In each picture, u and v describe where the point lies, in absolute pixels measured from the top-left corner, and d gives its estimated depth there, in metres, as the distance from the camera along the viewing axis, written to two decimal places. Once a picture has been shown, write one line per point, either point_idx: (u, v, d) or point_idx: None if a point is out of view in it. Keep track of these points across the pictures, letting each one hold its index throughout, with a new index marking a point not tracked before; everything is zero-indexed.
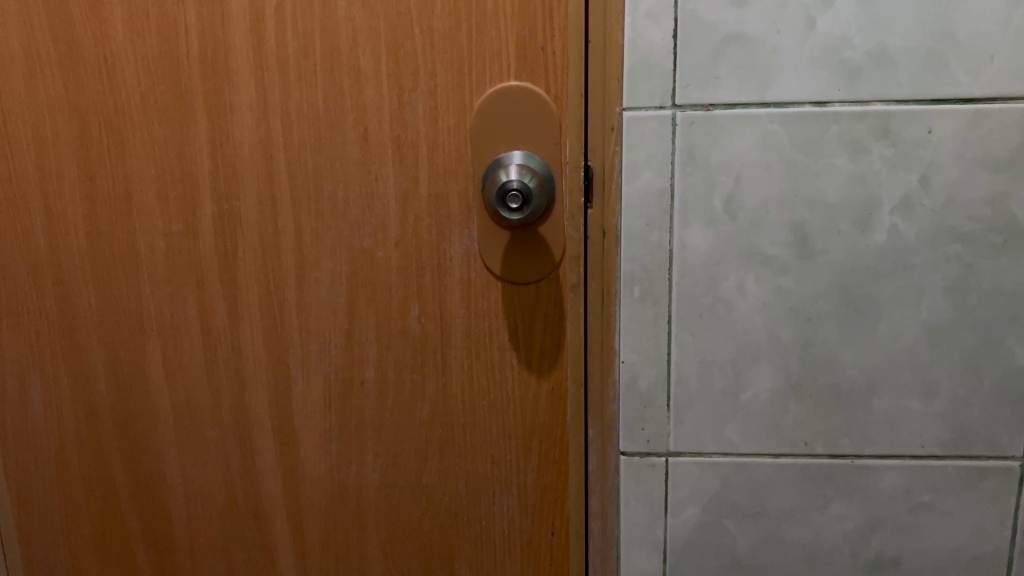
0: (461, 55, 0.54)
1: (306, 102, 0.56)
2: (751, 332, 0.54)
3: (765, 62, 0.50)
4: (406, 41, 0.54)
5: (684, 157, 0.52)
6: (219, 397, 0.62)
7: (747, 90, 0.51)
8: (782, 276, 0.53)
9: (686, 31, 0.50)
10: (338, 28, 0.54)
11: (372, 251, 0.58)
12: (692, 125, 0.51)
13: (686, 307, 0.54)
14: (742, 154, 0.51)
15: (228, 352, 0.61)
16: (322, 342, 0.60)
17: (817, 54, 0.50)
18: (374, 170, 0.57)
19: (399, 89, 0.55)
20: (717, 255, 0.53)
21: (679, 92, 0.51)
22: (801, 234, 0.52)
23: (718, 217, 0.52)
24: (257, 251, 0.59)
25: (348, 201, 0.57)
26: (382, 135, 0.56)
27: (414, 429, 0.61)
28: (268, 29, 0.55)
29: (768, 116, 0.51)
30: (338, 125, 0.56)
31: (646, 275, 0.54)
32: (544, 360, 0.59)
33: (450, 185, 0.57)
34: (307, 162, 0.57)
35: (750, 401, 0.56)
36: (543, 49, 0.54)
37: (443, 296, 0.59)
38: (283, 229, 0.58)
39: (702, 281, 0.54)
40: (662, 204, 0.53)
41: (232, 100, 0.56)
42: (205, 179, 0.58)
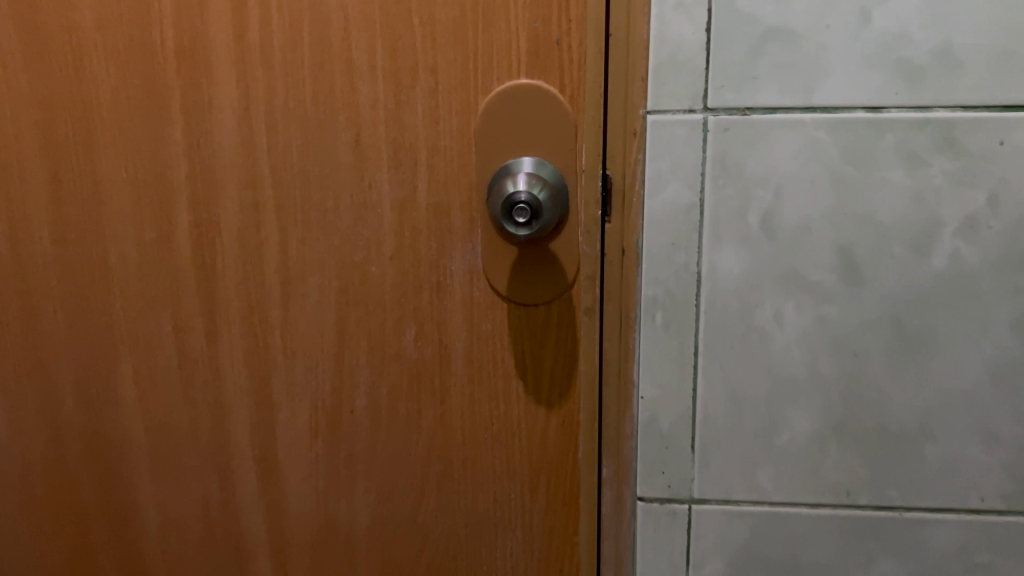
0: (466, 48, 0.48)
1: (293, 100, 0.50)
2: (789, 366, 0.48)
3: (812, 61, 0.44)
4: (404, 32, 0.48)
5: (716, 168, 0.45)
6: (196, 423, 0.57)
7: (791, 92, 0.44)
8: (825, 305, 0.47)
9: (722, 25, 0.44)
10: (328, 17, 0.49)
11: (365, 266, 0.52)
12: (726, 131, 0.45)
13: (715, 337, 0.48)
14: (783, 165, 0.45)
15: (206, 373, 0.56)
16: (309, 364, 0.54)
17: (873, 53, 0.43)
18: (368, 176, 0.51)
19: (397, 85, 0.49)
20: (752, 280, 0.47)
21: (712, 93, 0.44)
22: (849, 257, 0.46)
23: (754, 236, 0.46)
24: (238, 263, 0.53)
25: (338, 209, 0.52)
26: (376, 137, 0.50)
27: (409, 463, 0.55)
28: (251, 18, 0.49)
29: (814, 122, 0.44)
30: (328, 125, 0.50)
31: (671, 300, 0.48)
32: (554, 390, 0.53)
33: (452, 194, 0.51)
34: (292, 166, 0.51)
35: (786, 444, 0.49)
36: (558, 43, 0.48)
37: (443, 316, 0.53)
38: (266, 239, 0.53)
39: (733, 308, 0.47)
40: (691, 220, 0.46)
41: (212, 96, 0.51)
42: (181, 183, 0.52)
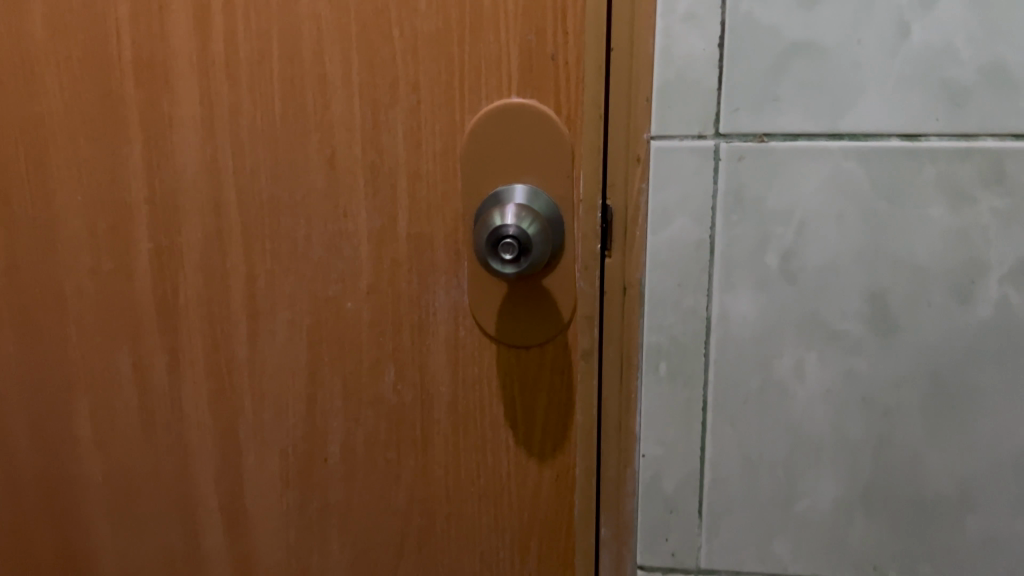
0: (451, 63, 0.43)
1: (261, 118, 0.45)
2: (810, 425, 0.42)
3: (841, 80, 0.38)
4: (382, 44, 0.43)
5: (729, 202, 0.40)
6: (159, 468, 0.52)
7: (816, 116, 0.39)
8: (853, 357, 0.41)
9: (737, 40, 0.38)
10: (299, 27, 0.44)
11: (339, 301, 0.47)
12: (741, 160, 0.39)
13: (726, 391, 0.42)
14: (806, 199, 0.39)
15: (168, 414, 0.51)
16: (278, 408, 0.50)
17: (910, 72, 0.38)
18: (342, 203, 0.46)
19: (374, 104, 0.44)
20: (769, 327, 0.41)
21: (725, 117, 0.39)
22: (882, 305, 0.40)
23: (772, 278, 0.41)
24: (202, 296, 0.48)
25: (310, 239, 0.47)
26: (352, 160, 0.45)
27: (388, 517, 0.50)
28: (215, 28, 0.44)
29: (842, 150, 0.39)
30: (299, 147, 0.45)
31: (676, 348, 0.42)
32: (548, 442, 0.48)
33: (436, 223, 0.46)
34: (260, 191, 0.46)
35: (805, 511, 0.43)
36: (553, 57, 0.43)
37: (425, 358, 0.48)
38: (233, 270, 0.48)
39: (747, 359, 0.42)
40: (699, 259, 0.41)
41: (173, 114, 0.46)
42: (140, 208, 0.48)
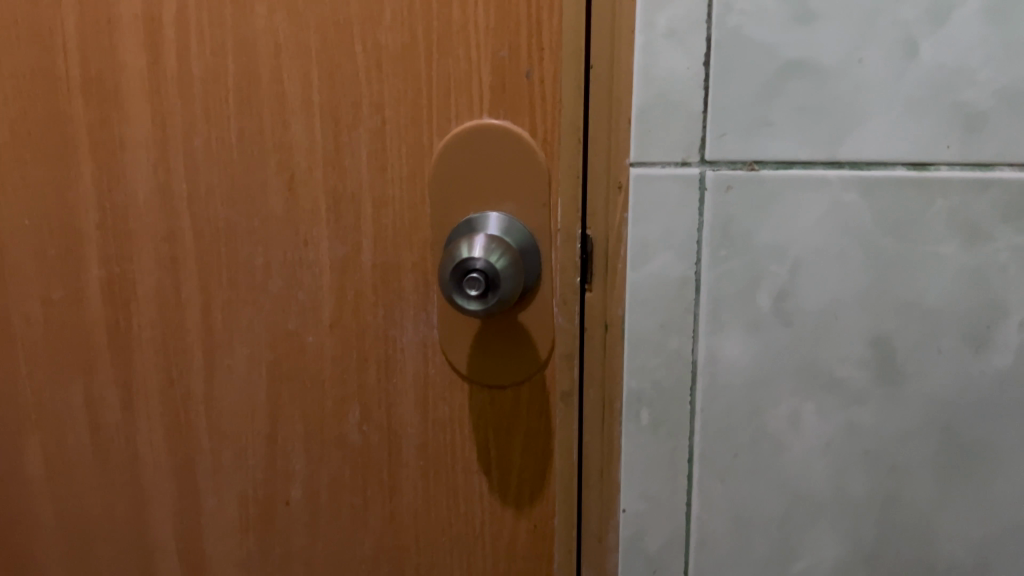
0: (418, 81, 0.40)
1: (216, 139, 0.42)
2: (807, 481, 0.38)
3: (841, 103, 0.34)
4: (344, 60, 0.40)
5: (717, 235, 0.36)
6: (112, 508, 0.49)
7: (813, 142, 0.35)
8: (855, 408, 0.37)
9: (725, 58, 0.34)
10: (255, 41, 0.40)
11: (301, 335, 0.44)
12: (729, 191, 0.36)
13: (715, 443, 0.38)
14: (802, 234, 0.36)
15: (122, 452, 0.48)
16: (236, 448, 0.46)
17: (918, 94, 0.34)
18: (303, 231, 0.43)
19: (336, 124, 0.41)
20: (762, 374, 0.37)
21: (711, 143, 0.35)
22: (887, 351, 0.36)
23: (764, 321, 0.37)
24: (156, 327, 0.46)
25: (269, 268, 0.43)
26: (312, 184, 0.42)
27: (354, 566, 0.47)
28: (166, 42, 0.41)
29: (842, 180, 0.35)
30: (257, 170, 0.42)
31: (659, 395, 0.38)
32: (524, 490, 0.44)
33: (403, 253, 0.42)
34: (216, 217, 0.43)
35: (802, 574, 0.39)
36: (528, 76, 0.39)
37: (392, 398, 0.44)
38: (188, 300, 0.45)
39: (738, 408, 0.38)
40: (684, 298, 0.37)
41: (124, 134, 0.43)
42: (91, 234, 0.45)
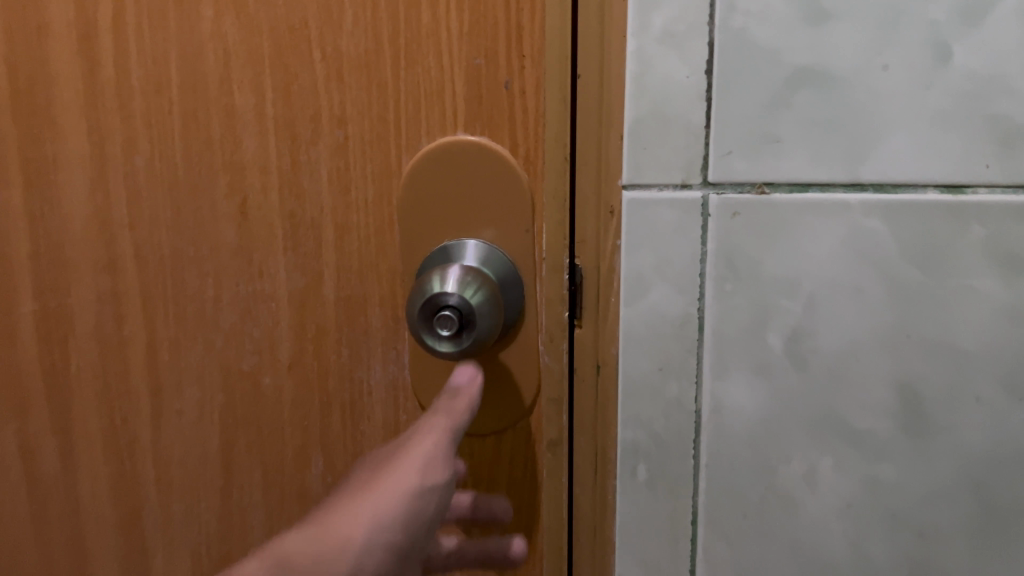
0: (384, 91, 0.35)
1: (160, 158, 0.38)
2: (825, 545, 0.34)
3: (860, 117, 0.30)
4: (301, 69, 0.36)
5: (721, 268, 0.32)
6: (53, 566, 0.44)
7: (830, 162, 0.30)
8: (878, 463, 0.32)
9: (728, 65, 0.30)
10: (202, 49, 0.36)
11: (256, 376, 0.40)
12: (735, 218, 0.31)
13: (720, 501, 0.34)
14: (817, 266, 0.31)
15: (61, 504, 0.43)
16: (188, 500, 0.42)
17: (951, 105, 0.29)
18: (258, 259, 0.38)
19: (292, 141, 0.36)
20: (772, 424, 0.33)
21: (714, 162, 0.31)
22: (914, 400, 0.32)
23: (774, 364, 0.32)
24: (96, 366, 0.41)
25: (220, 301, 0.39)
26: (267, 208, 0.37)
27: None
28: (103, 51, 0.37)
29: (863, 205, 0.30)
30: (205, 192, 0.38)
31: (656, 447, 0.34)
32: (510, 549, 0.39)
33: (369, 285, 0.38)
34: (161, 245, 0.39)
35: None
36: (507, 86, 0.34)
37: (359, 446, 0.40)
38: (131, 337, 0.40)
39: (745, 462, 0.33)
40: (684, 339, 0.33)
41: (58, 153, 0.39)
42: (24, 263, 0.40)
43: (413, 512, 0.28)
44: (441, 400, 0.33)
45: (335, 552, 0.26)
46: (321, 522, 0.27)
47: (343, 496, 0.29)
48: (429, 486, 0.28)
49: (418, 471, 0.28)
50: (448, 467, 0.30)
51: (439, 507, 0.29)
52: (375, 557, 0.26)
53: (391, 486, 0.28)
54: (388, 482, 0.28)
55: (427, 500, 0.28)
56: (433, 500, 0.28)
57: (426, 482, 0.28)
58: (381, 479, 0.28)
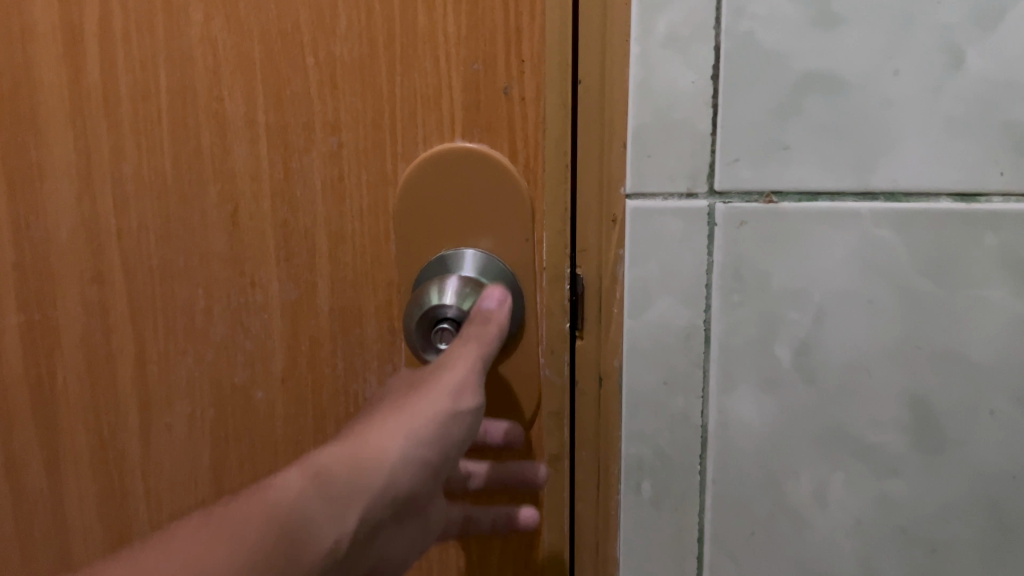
0: (379, 97, 0.34)
1: (148, 166, 0.37)
2: (834, 562, 0.33)
3: (871, 123, 0.29)
4: (293, 74, 0.34)
5: (728, 279, 0.31)
6: None
7: (839, 170, 0.29)
8: (889, 478, 0.32)
9: (735, 70, 0.29)
10: (191, 54, 0.35)
11: (248, 390, 0.39)
12: (742, 227, 0.30)
13: (727, 517, 0.33)
14: (826, 277, 0.30)
15: (47, 521, 0.42)
16: (179, 516, 0.41)
17: (964, 111, 0.28)
18: (249, 270, 0.37)
19: (285, 148, 0.35)
20: (780, 439, 0.32)
21: (720, 171, 0.30)
22: (926, 413, 0.31)
23: (782, 377, 0.31)
24: (82, 380, 0.40)
25: (211, 313, 0.38)
26: (259, 217, 0.36)
27: None
28: (89, 56, 0.36)
29: (874, 214, 0.29)
30: (195, 201, 0.37)
31: (661, 463, 0.33)
32: (509, 564, 0.39)
33: (364, 296, 0.37)
34: (150, 255, 0.38)
35: None
36: (506, 92, 0.33)
37: None
38: (119, 351, 0.39)
39: (752, 477, 0.33)
40: (690, 352, 0.32)
41: (43, 162, 0.38)
42: (8, 274, 0.39)
43: (444, 435, 0.28)
44: (472, 312, 0.32)
45: (371, 474, 0.27)
46: (356, 439, 0.28)
47: (381, 408, 0.30)
48: (461, 411, 0.29)
49: (451, 394, 0.28)
50: (479, 387, 0.30)
51: (470, 429, 0.29)
52: (409, 474, 0.28)
53: (425, 410, 0.28)
54: (421, 404, 0.28)
55: (460, 424, 0.29)
56: (463, 425, 0.29)
57: (458, 406, 0.29)
58: (415, 401, 0.29)
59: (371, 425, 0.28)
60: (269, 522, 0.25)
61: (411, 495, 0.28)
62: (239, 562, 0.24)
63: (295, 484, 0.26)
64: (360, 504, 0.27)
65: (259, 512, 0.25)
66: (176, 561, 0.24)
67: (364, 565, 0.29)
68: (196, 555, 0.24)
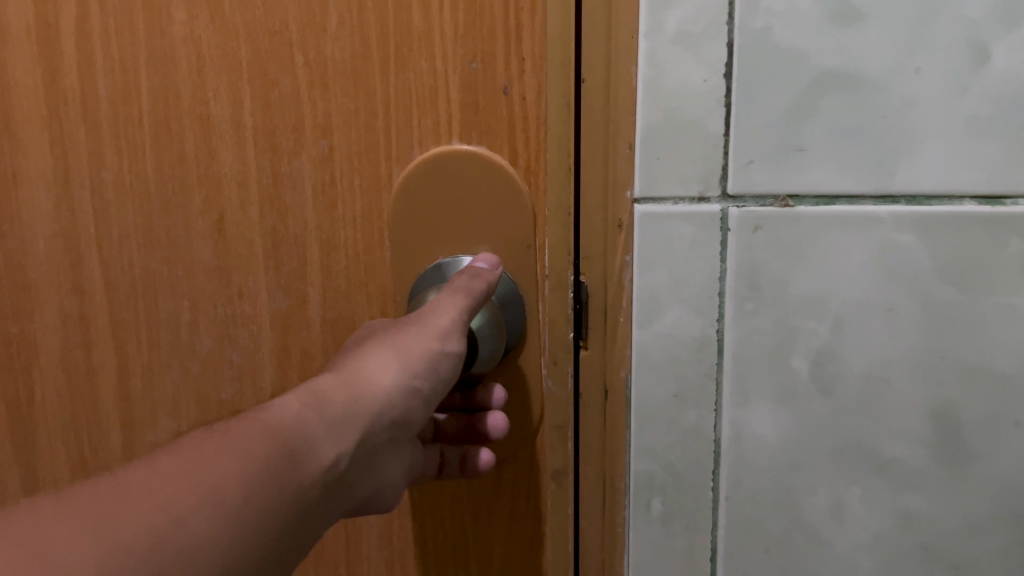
0: (372, 98, 0.33)
1: (128, 172, 0.35)
2: None
3: (892, 123, 0.27)
4: (281, 75, 0.33)
5: (742, 286, 0.29)
6: None
7: (859, 172, 0.28)
8: (911, 494, 0.30)
9: (750, 67, 0.28)
10: (173, 54, 0.33)
11: (236, 405, 0.37)
12: (757, 232, 0.29)
13: (741, 535, 0.32)
14: (845, 284, 0.29)
15: None
16: None
17: (990, 110, 0.27)
18: (236, 280, 0.35)
19: (273, 152, 0.34)
20: (797, 453, 0.31)
21: (734, 173, 0.29)
22: (950, 426, 0.29)
23: (799, 389, 0.30)
24: (63, 396, 0.38)
25: (196, 326, 0.36)
26: (246, 225, 0.35)
27: None
28: (65, 57, 0.34)
29: (895, 218, 0.28)
30: (178, 208, 0.35)
31: (672, 479, 0.32)
32: None
33: (358, 306, 0.35)
34: (131, 265, 0.36)
35: None
36: (506, 92, 0.32)
37: None
38: (100, 365, 0.37)
39: (768, 494, 0.31)
40: (702, 364, 0.30)
41: (19, 169, 0.36)
42: None
43: (429, 369, 0.30)
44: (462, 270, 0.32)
45: (367, 398, 0.28)
46: (351, 368, 0.29)
47: (377, 337, 0.31)
48: (447, 351, 0.30)
49: (439, 336, 0.30)
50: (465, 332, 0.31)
51: (456, 367, 0.31)
52: (401, 399, 0.29)
53: (413, 345, 0.29)
54: (410, 339, 0.30)
55: (450, 361, 0.30)
56: (448, 364, 0.30)
57: (445, 346, 0.30)
58: (405, 335, 0.30)
59: (364, 356, 0.29)
60: (271, 441, 0.25)
61: (403, 421, 0.30)
62: (246, 474, 0.23)
63: (293, 408, 0.26)
64: (353, 428, 0.27)
65: (261, 430, 0.25)
66: (183, 480, 0.22)
67: (344, 507, 0.28)
68: (197, 468, 0.23)
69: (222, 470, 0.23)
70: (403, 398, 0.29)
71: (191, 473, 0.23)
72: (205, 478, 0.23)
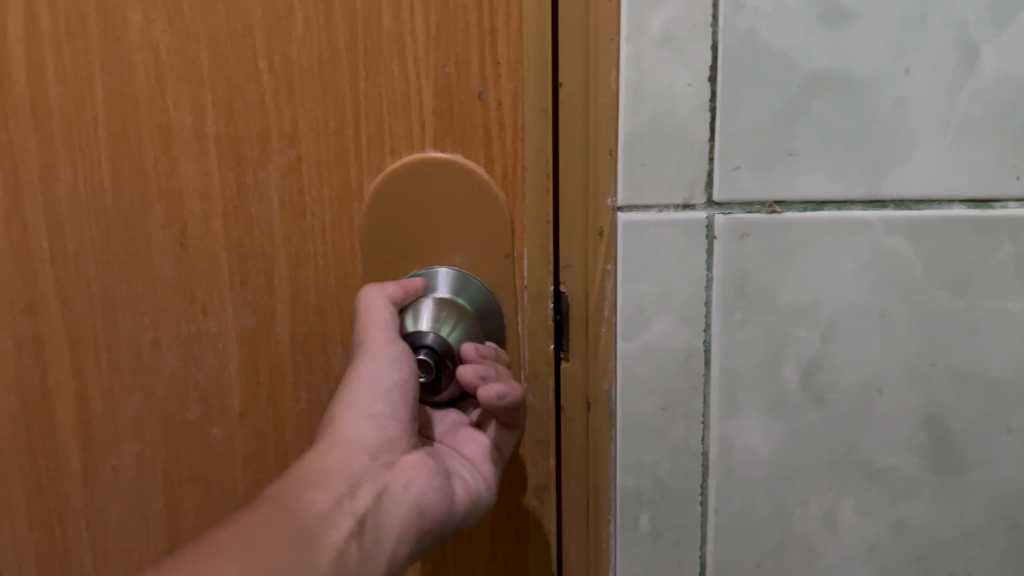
0: (341, 105, 0.31)
1: (84, 185, 0.33)
2: None
3: (882, 126, 0.27)
4: (245, 81, 0.31)
5: (730, 295, 0.28)
6: None
7: (849, 176, 0.27)
8: (905, 502, 0.30)
9: (736, 70, 0.27)
10: (130, 59, 0.32)
11: (203, 428, 0.35)
12: (744, 240, 0.28)
13: (732, 550, 0.31)
14: (837, 291, 0.28)
15: None
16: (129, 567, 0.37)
17: (980, 112, 0.27)
18: (201, 297, 0.34)
19: (237, 162, 0.32)
20: (788, 465, 0.30)
21: (720, 180, 0.28)
22: (943, 433, 0.29)
23: (790, 400, 0.29)
24: (16, 421, 0.36)
25: (159, 345, 0.35)
26: (210, 238, 0.33)
27: None
28: (13, 64, 0.32)
29: (885, 223, 0.27)
30: (138, 222, 0.33)
31: (661, 494, 0.31)
32: None
33: (329, 321, 0.34)
34: (89, 282, 0.34)
35: None
36: (481, 97, 0.31)
37: None
38: (57, 388, 0.35)
39: (759, 507, 0.30)
40: (690, 375, 0.29)
41: None
42: None
43: (388, 390, 0.29)
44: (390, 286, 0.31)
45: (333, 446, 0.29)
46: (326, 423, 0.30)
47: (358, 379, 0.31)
48: (386, 366, 0.29)
49: (372, 357, 0.29)
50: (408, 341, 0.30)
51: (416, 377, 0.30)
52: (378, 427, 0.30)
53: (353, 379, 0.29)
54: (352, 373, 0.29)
55: (392, 366, 0.29)
56: (398, 369, 0.29)
57: (379, 366, 0.29)
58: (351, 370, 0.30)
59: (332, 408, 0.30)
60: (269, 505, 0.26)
61: (387, 444, 0.30)
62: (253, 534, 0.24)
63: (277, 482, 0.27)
64: (339, 483, 0.28)
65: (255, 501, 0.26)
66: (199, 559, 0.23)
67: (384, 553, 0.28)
68: (205, 546, 0.24)
69: (231, 542, 0.24)
70: (371, 429, 0.29)
71: (198, 552, 0.23)
72: (210, 550, 0.23)
